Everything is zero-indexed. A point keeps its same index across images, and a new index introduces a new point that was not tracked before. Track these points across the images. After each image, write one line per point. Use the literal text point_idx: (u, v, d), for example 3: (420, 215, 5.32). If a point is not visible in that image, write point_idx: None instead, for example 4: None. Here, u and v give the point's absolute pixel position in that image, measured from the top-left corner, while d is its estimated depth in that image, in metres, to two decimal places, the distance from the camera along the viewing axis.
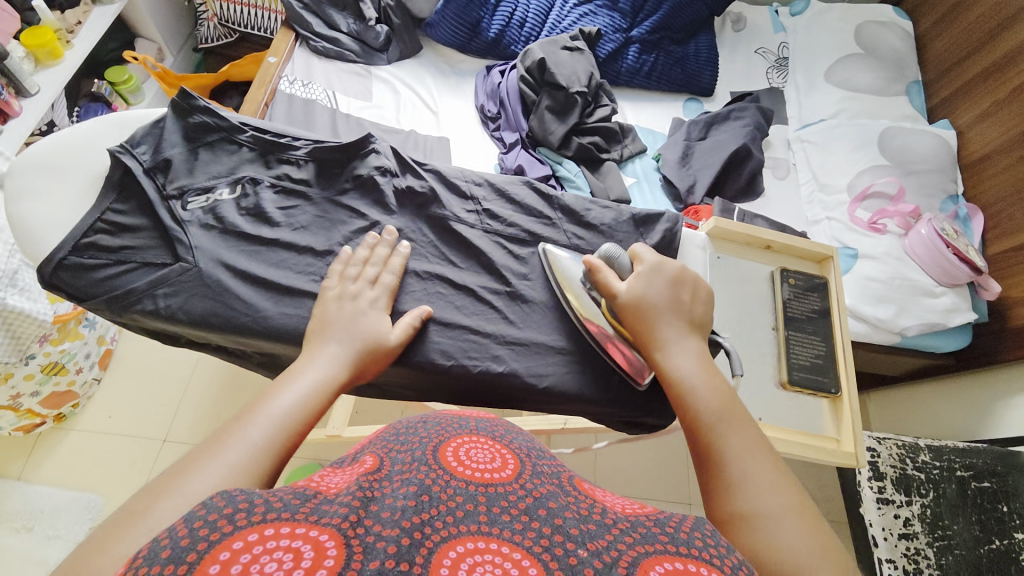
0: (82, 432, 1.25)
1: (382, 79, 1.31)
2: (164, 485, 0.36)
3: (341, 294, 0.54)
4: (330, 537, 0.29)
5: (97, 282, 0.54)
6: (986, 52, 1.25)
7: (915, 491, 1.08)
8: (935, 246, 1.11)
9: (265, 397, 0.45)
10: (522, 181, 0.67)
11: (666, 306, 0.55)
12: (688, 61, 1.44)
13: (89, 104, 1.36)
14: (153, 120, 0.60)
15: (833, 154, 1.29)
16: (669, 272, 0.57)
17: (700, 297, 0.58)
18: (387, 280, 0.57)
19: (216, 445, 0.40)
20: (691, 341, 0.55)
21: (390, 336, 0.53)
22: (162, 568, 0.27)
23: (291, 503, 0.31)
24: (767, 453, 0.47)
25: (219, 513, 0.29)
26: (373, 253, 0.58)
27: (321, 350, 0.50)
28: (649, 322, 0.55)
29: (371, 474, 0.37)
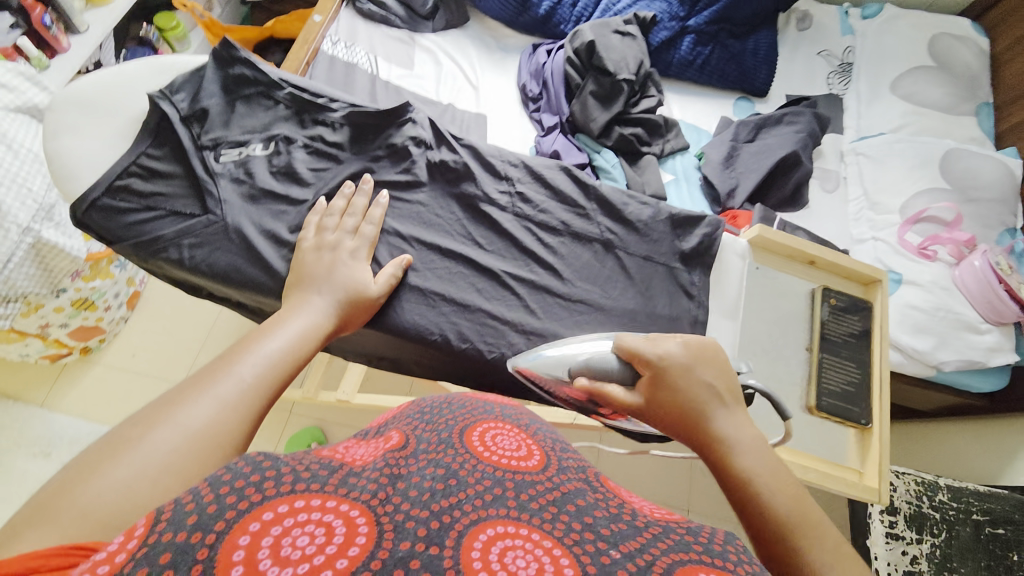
0: (105, 367, 1.30)
1: (425, 47, 1.29)
2: (155, 414, 0.36)
3: (318, 245, 0.53)
4: (361, 513, 0.30)
5: (127, 226, 0.54)
6: None
7: (927, 530, 1.02)
8: (986, 280, 1.04)
9: (253, 340, 0.44)
10: (559, 166, 0.64)
11: (699, 394, 0.47)
12: (745, 57, 1.36)
13: (136, 48, 1.38)
14: (194, 68, 0.59)
15: (888, 171, 1.22)
16: (682, 355, 0.49)
17: (733, 377, 0.50)
18: (367, 232, 0.55)
19: (207, 378, 0.39)
20: (742, 431, 0.45)
21: (372, 288, 0.53)
22: (188, 535, 0.26)
23: (319, 474, 0.32)
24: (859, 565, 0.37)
25: (247, 480, 0.29)
26: (351, 204, 0.56)
27: (306, 299, 0.49)
28: (689, 405, 0.46)
29: (397, 452, 0.38)
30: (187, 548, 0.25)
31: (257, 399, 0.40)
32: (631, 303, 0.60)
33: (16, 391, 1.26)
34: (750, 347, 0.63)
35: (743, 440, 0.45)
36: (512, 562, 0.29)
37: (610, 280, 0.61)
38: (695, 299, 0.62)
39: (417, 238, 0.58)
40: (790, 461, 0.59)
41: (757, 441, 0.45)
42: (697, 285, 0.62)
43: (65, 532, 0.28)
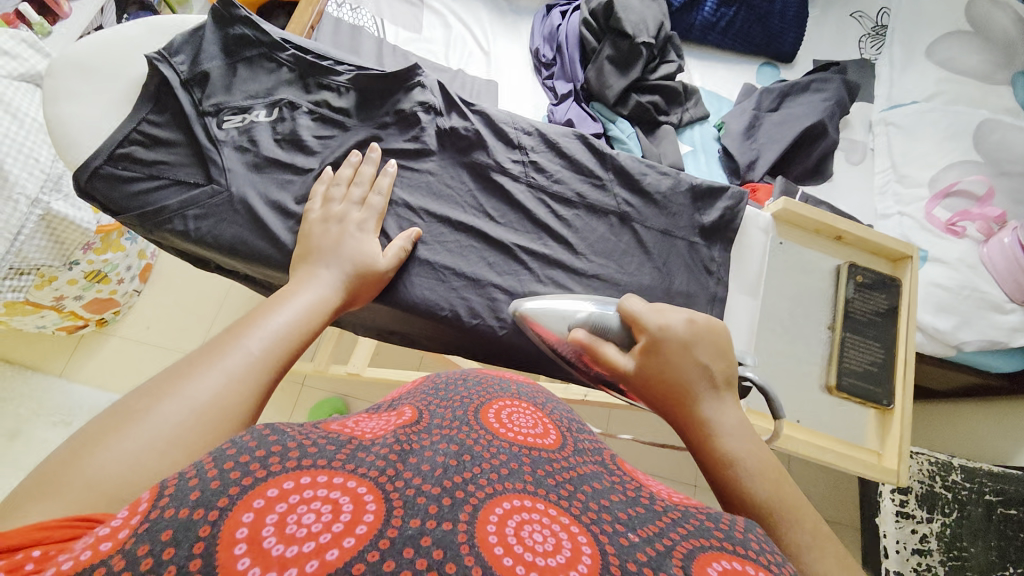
0: (121, 338, 1.32)
1: (434, 10, 1.23)
2: (161, 387, 0.35)
3: (325, 216, 0.51)
4: (368, 490, 0.28)
5: (130, 196, 0.52)
6: None
7: (938, 509, 1.02)
8: (1015, 259, 0.99)
9: (260, 314, 0.43)
10: (575, 133, 0.61)
11: (692, 375, 0.45)
12: (772, 19, 1.28)
13: (137, 13, 1.32)
14: (193, 27, 0.56)
15: (919, 142, 1.16)
16: (683, 331, 0.47)
17: (730, 358, 0.48)
18: (375, 203, 0.53)
19: (214, 353, 0.39)
20: (728, 414, 0.45)
21: (380, 262, 0.51)
22: (190, 512, 0.25)
23: (326, 449, 0.30)
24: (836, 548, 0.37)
25: (253, 454, 0.28)
26: (358, 173, 0.54)
27: (314, 273, 0.48)
28: (682, 386, 0.45)
29: (409, 426, 0.36)
30: (189, 524, 0.24)
31: (265, 373, 0.40)
32: (648, 279, 0.58)
33: (35, 361, 1.29)
34: (770, 326, 0.61)
35: (728, 424, 0.44)
36: (529, 536, 0.28)
37: (626, 255, 0.58)
38: (714, 275, 0.59)
39: (427, 210, 0.56)
40: (806, 441, 0.57)
41: (743, 425, 0.44)
42: (716, 262, 0.60)
43: (71, 502, 0.28)
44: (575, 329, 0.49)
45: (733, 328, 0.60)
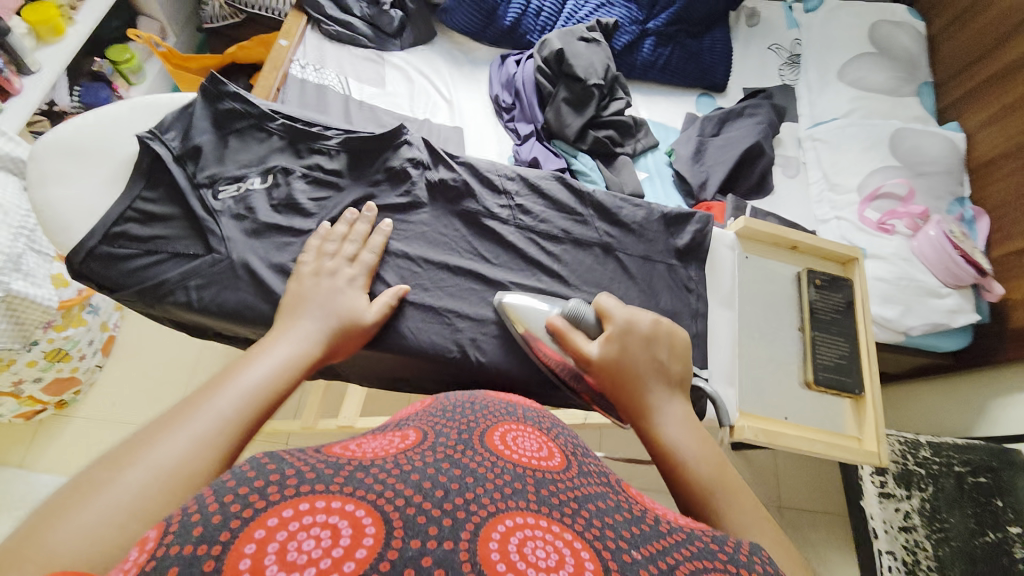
0: (85, 419, 1.24)
1: (395, 65, 1.29)
2: (124, 454, 0.35)
3: (317, 271, 0.53)
4: (367, 513, 0.29)
5: (128, 273, 0.52)
6: (997, 56, 1.25)
7: (915, 486, 1.09)
8: (943, 247, 1.12)
9: (236, 369, 0.43)
10: (554, 176, 0.66)
11: (644, 371, 0.50)
12: (702, 55, 1.43)
13: (89, 83, 1.35)
14: (182, 106, 0.58)
15: (844, 153, 1.30)
16: (646, 326, 0.53)
17: (683, 357, 0.53)
18: (365, 259, 0.56)
19: (183, 414, 0.39)
20: (676, 405, 0.49)
21: (366, 315, 0.53)
22: (195, 548, 0.26)
23: (325, 474, 0.31)
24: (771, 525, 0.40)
25: (251, 487, 0.29)
26: (351, 230, 0.57)
27: (295, 325, 0.49)
28: (634, 381, 0.49)
29: (411, 447, 0.37)
30: (193, 561, 0.25)
31: (235, 431, 0.39)
32: (637, 302, 0.63)
33: None
34: (749, 333, 0.67)
35: (676, 413, 0.48)
36: (532, 552, 0.30)
37: (614, 281, 0.63)
38: (694, 292, 0.65)
39: (425, 258, 0.59)
40: (795, 436, 0.62)
41: (687, 415, 0.48)
42: (694, 279, 0.65)
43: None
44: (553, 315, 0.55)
45: (718, 339, 0.65)
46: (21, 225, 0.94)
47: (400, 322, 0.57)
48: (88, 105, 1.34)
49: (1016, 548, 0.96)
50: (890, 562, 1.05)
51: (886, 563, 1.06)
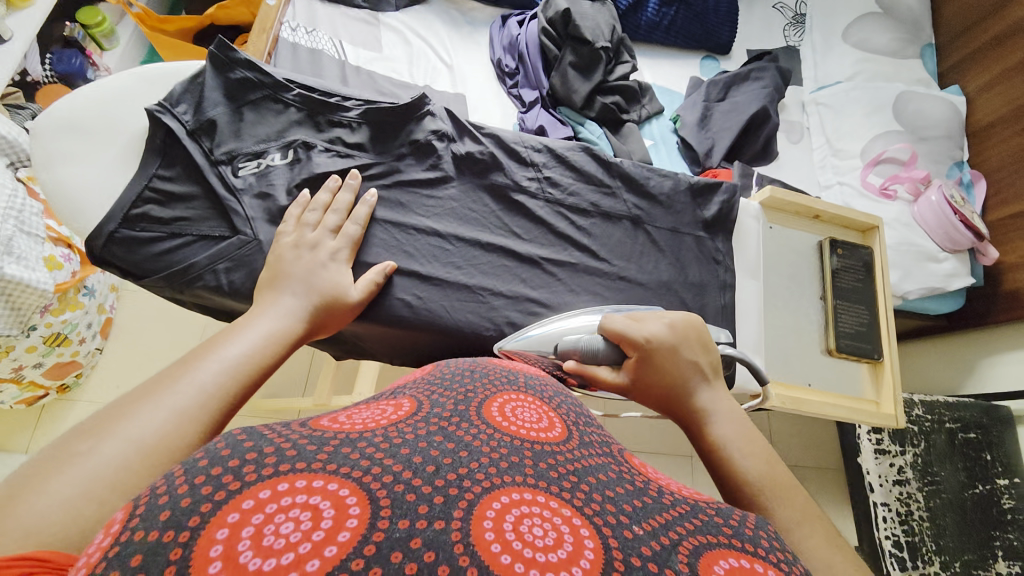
0: (89, 403, 1.22)
1: (391, 27, 1.22)
2: (101, 424, 0.35)
3: (297, 242, 0.51)
4: (352, 492, 0.27)
5: (154, 257, 0.50)
6: (996, 20, 1.24)
7: (909, 442, 1.14)
8: (943, 213, 1.14)
9: (214, 345, 0.43)
10: (581, 146, 0.64)
11: (687, 372, 0.50)
12: (708, 16, 1.37)
13: (61, 51, 1.26)
14: (190, 76, 0.54)
15: (848, 118, 1.28)
16: (667, 337, 0.51)
17: (714, 353, 0.53)
18: (350, 231, 0.53)
19: (162, 386, 0.39)
20: (720, 402, 0.49)
21: (350, 293, 0.51)
22: (161, 534, 0.23)
23: (306, 450, 0.28)
24: (816, 517, 0.39)
25: (224, 467, 0.26)
26: (335, 199, 0.54)
27: (273, 301, 0.47)
28: (677, 382, 0.49)
29: (404, 417, 0.35)
30: (159, 549, 0.23)
31: (217, 406, 0.40)
32: (666, 275, 0.63)
33: None
34: (772, 304, 0.68)
35: (720, 410, 0.48)
36: (529, 531, 0.28)
37: (644, 255, 0.63)
38: (721, 264, 0.65)
39: (456, 234, 0.58)
40: (820, 401, 0.65)
41: (733, 410, 0.48)
42: (722, 252, 0.65)
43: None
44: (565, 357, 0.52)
45: (745, 310, 0.66)
46: (9, 206, 0.89)
47: (434, 301, 0.56)
48: (61, 74, 1.26)
49: (1003, 499, 1.10)
50: (885, 513, 1.11)
51: (880, 514, 1.12)
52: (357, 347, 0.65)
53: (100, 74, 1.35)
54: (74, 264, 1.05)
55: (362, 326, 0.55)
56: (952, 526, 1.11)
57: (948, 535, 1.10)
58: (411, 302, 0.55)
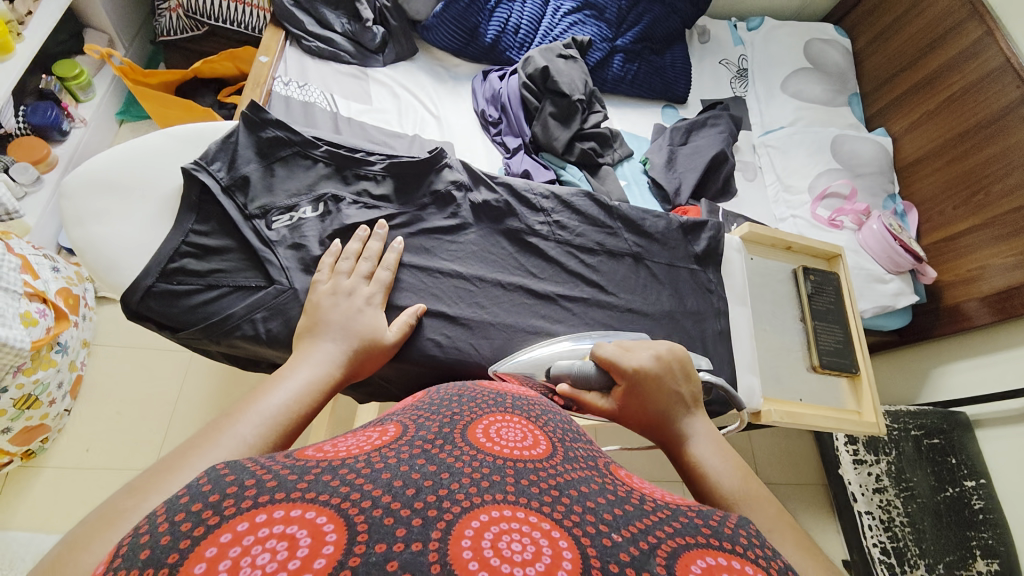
0: (57, 469, 1.12)
1: (379, 81, 1.28)
2: (150, 481, 0.35)
3: (335, 289, 0.56)
4: (328, 519, 0.29)
5: (191, 309, 0.58)
6: (916, 69, 1.42)
7: (882, 451, 1.25)
8: (884, 239, 1.27)
9: (257, 394, 0.44)
10: (583, 192, 0.72)
11: (667, 403, 0.54)
12: (666, 70, 1.50)
13: (37, 102, 1.24)
14: (224, 134, 0.62)
15: (793, 159, 1.43)
16: (654, 367, 0.55)
17: (696, 382, 0.58)
18: (381, 276, 0.60)
19: (205, 442, 0.39)
20: (695, 429, 0.53)
21: (387, 335, 0.56)
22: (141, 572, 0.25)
23: (286, 480, 0.31)
24: (790, 528, 0.42)
25: (205, 502, 0.29)
26: (365, 247, 0.61)
27: (314, 348, 0.51)
28: (656, 416, 0.53)
29: (384, 444, 0.38)
30: None
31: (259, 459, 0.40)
32: (668, 304, 0.70)
33: None
34: (759, 327, 0.76)
35: (699, 434, 0.52)
36: (507, 547, 0.30)
37: (647, 287, 0.71)
38: (714, 293, 0.73)
39: (478, 276, 0.66)
40: (812, 413, 0.72)
41: (712, 434, 0.53)
42: (713, 282, 0.74)
43: None
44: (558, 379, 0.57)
45: (738, 334, 0.73)
46: None
47: (461, 340, 0.63)
48: (35, 127, 1.23)
49: (973, 500, 1.18)
50: (869, 521, 1.22)
51: (865, 522, 1.22)
52: (379, 389, 0.68)
53: (75, 126, 1.33)
54: (49, 319, 1.01)
55: (398, 365, 0.61)
56: (930, 530, 1.19)
57: (928, 539, 1.18)
58: (440, 342, 0.62)
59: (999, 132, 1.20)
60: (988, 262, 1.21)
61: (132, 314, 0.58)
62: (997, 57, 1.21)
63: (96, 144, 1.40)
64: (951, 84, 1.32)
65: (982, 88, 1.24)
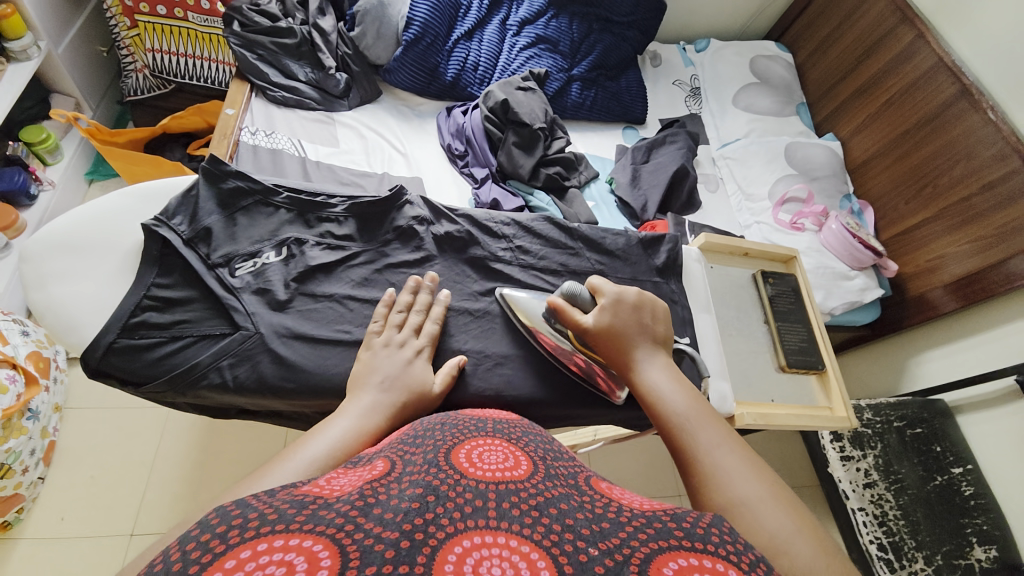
0: (33, 540, 1.07)
1: (345, 124, 1.32)
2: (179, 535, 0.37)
3: (386, 341, 0.59)
4: (324, 546, 0.29)
5: (154, 362, 0.58)
6: (855, 76, 1.52)
7: (867, 445, 1.25)
8: (845, 238, 1.32)
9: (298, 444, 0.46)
10: (542, 217, 0.76)
11: (633, 334, 0.62)
12: (622, 94, 1.57)
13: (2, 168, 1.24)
14: (184, 189, 0.64)
15: (752, 168, 1.49)
16: (632, 298, 0.64)
17: (663, 324, 0.65)
18: (429, 328, 0.63)
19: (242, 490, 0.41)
20: (657, 359, 0.61)
21: (434, 387, 0.58)
22: None
23: (285, 513, 0.31)
24: (735, 441, 0.53)
25: (212, 534, 0.29)
26: (416, 299, 0.64)
27: (360, 399, 0.53)
28: (621, 345, 0.61)
29: (377, 479, 0.38)
30: None
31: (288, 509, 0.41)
32: None
33: None
34: (725, 332, 0.79)
35: (657, 362, 0.61)
36: (487, 571, 0.31)
37: None
38: (677, 303, 0.75)
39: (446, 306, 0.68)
40: (784, 413, 0.75)
41: (667, 363, 0.61)
42: (676, 292, 0.76)
43: None
44: (553, 297, 0.66)
45: (706, 341, 0.76)
46: None
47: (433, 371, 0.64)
48: (1, 192, 1.23)
49: (962, 486, 1.20)
50: (864, 517, 1.21)
51: (859, 519, 1.21)
52: None
53: (43, 188, 1.33)
54: (19, 386, 0.99)
55: None
56: (923, 521, 1.20)
57: (923, 530, 1.19)
58: None
59: (938, 128, 1.28)
60: (945, 251, 1.27)
61: (93, 373, 0.58)
62: (930, 58, 1.30)
63: (65, 204, 1.40)
64: (890, 87, 1.41)
65: (920, 88, 1.33)
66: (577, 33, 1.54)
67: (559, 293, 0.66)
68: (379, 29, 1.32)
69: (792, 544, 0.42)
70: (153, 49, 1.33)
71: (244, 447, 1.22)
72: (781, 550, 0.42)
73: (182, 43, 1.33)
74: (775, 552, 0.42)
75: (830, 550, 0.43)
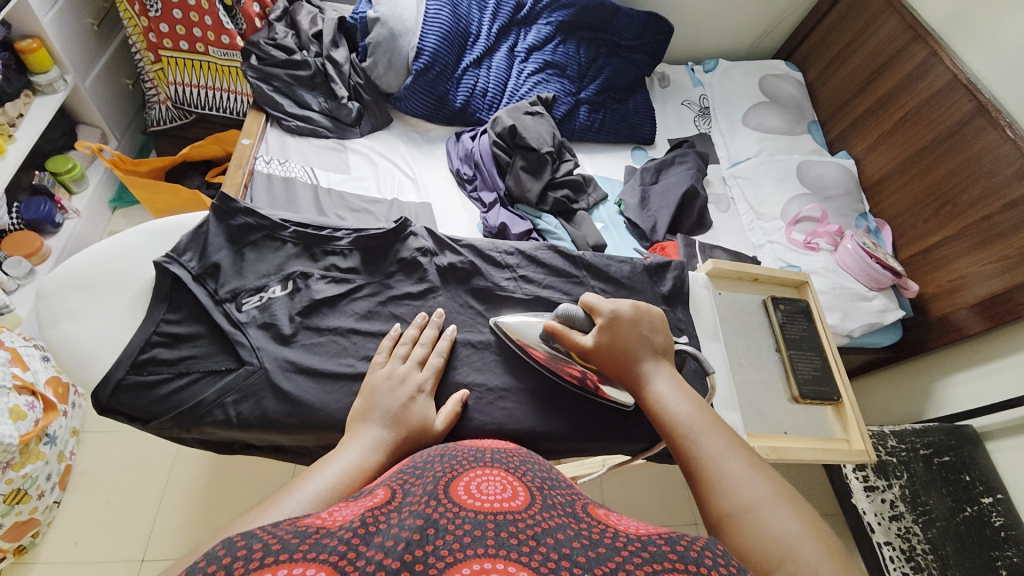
0: (47, 564, 1.09)
1: (356, 151, 1.35)
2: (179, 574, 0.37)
3: (390, 373, 0.59)
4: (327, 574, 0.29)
5: (161, 398, 0.59)
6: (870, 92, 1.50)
7: (892, 475, 1.20)
8: (862, 258, 1.29)
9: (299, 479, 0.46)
10: (547, 245, 0.76)
11: (637, 346, 0.62)
12: (630, 116, 1.58)
13: (31, 198, 1.30)
14: (194, 226, 0.66)
15: (763, 188, 1.47)
16: (630, 313, 0.64)
17: (665, 335, 0.65)
18: (433, 361, 0.63)
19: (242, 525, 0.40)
20: (661, 369, 0.61)
21: (435, 423, 0.58)
22: None
23: (290, 543, 0.31)
24: (740, 448, 0.53)
25: (219, 564, 0.29)
26: (422, 333, 0.65)
27: (363, 433, 0.53)
28: (624, 357, 0.61)
29: (379, 508, 0.38)
30: None
31: None
32: None
33: None
34: (735, 361, 0.77)
35: (661, 372, 0.61)
36: None
37: None
38: (684, 331, 0.74)
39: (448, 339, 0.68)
40: (798, 447, 0.73)
41: (671, 372, 0.61)
42: (683, 320, 0.75)
43: None
44: (547, 321, 0.66)
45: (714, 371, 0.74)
46: None
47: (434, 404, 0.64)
48: (29, 221, 1.29)
49: (993, 517, 1.15)
50: (891, 552, 1.15)
51: (886, 554, 1.15)
52: None
53: (68, 217, 1.39)
54: (37, 411, 1.01)
55: None
56: (954, 555, 1.13)
57: (953, 566, 1.13)
58: None
59: (954, 145, 1.26)
60: (967, 271, 1.23)
61: (102, 409, 0.59)
62: (944, 75, 1.29)
63: (89, 231, 1.45)
64: (905, 103, 1.39)
65: (935, 105, 1.31)
66: (584, 57, 1.56)
67: (555, 316, 0.66)
68: (390, 59, 1.36)
69: (799, 549, 0.43)
70: (175, 83, 1.39)
71: (255, 472, 1.23)
72: (786, 556, 0.43)
73: (201, 76, 1.39)
74: (781, 558, 0.42)
75: (839, 553, 0.43)
